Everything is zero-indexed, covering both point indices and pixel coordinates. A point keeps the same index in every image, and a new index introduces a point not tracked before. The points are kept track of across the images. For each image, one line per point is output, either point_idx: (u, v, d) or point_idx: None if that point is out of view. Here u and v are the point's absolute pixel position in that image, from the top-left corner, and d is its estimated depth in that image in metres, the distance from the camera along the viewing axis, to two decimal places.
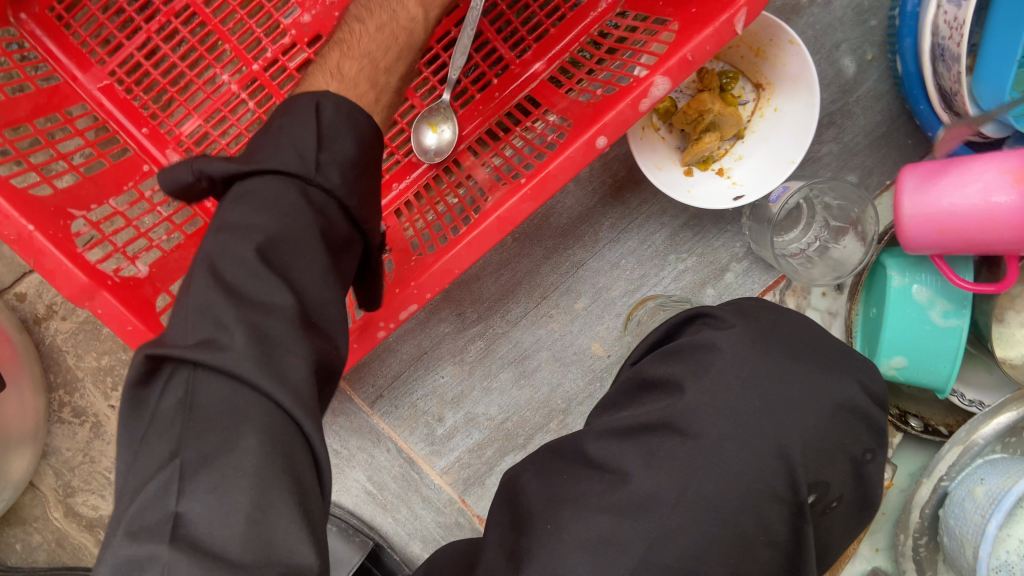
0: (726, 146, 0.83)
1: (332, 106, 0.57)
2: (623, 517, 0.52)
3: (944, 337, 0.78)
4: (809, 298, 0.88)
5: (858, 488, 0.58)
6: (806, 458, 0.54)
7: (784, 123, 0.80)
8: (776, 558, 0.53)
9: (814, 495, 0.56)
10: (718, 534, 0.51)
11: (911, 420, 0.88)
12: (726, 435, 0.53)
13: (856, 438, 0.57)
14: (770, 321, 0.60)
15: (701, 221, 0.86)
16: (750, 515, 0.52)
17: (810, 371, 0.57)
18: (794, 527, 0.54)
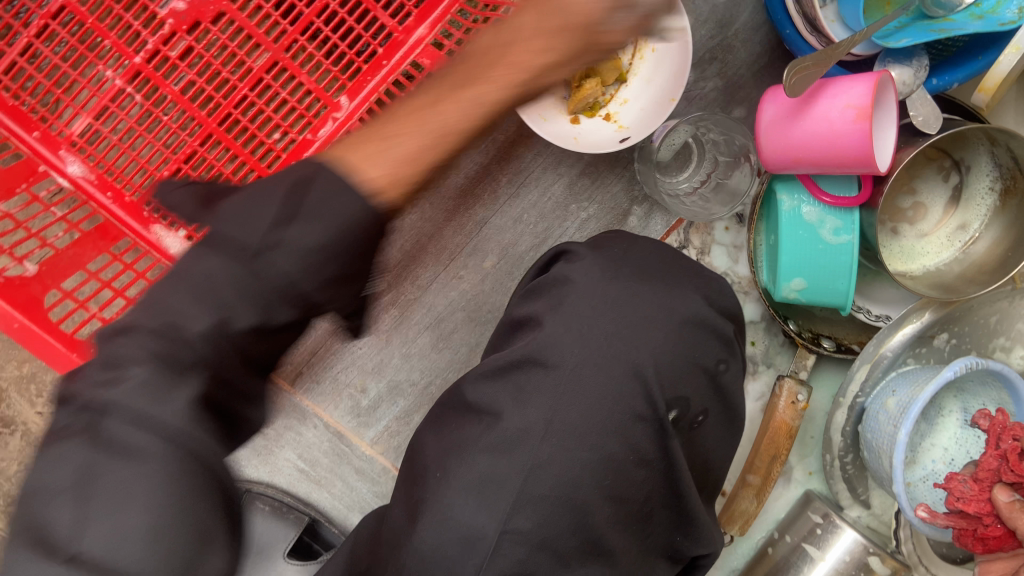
0: (610, 90, 0.83)
1: None
2: (500, 455, 0.55)
3: (836, 254, 0.79)
4: (712, 234, 0.90)
5: (719, 400, 0.63)
6: (660, 375, 0.58)
7: (665, 62, 0.80)
8: (653, 478, 0.58)
9: (676, 413, 0.59)
10: (588, 460, 0.55)
11: (822, 341, 0.90)
12: (582, 362, 0.57)
13: (710, 350, 0.61)
14: (621, 248, 0.65)
15: (597, 168, 0.87)
16: (625, 439, 0.56)
17: (657, 289, 0.61)
18: (662, 443, 0.57)
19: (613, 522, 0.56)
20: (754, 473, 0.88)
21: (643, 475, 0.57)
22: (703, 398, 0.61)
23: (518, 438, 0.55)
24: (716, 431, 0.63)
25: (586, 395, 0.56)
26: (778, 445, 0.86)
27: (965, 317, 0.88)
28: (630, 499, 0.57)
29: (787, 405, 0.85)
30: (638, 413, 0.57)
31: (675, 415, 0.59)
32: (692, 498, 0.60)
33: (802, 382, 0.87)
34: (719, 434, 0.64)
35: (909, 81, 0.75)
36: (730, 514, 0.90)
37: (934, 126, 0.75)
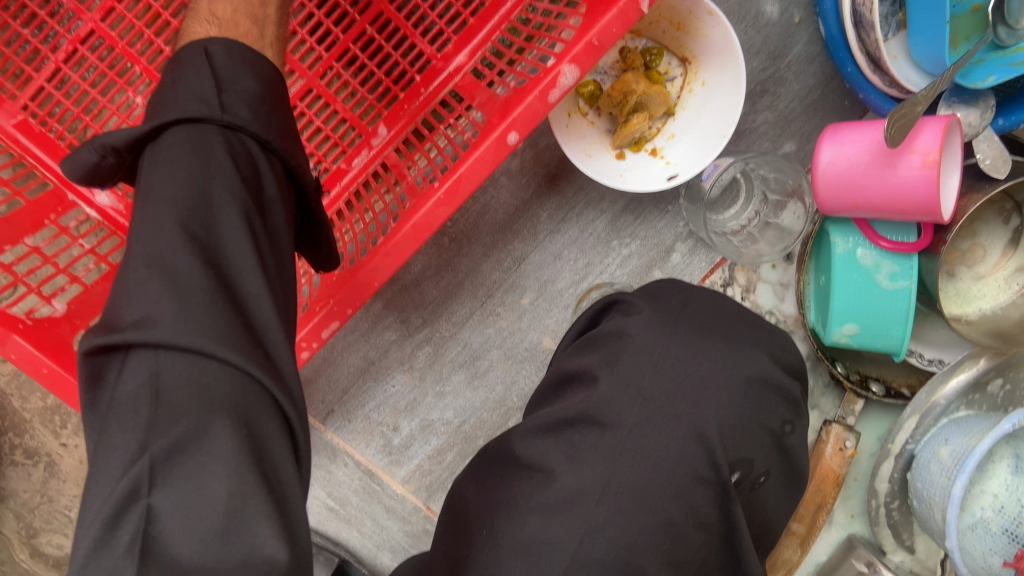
0: (658, 125, 0.81)
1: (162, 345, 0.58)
2: (551, 515, 0.51)
3: (892, 300, 0.76)
4: (759, 272, 0.87)
5: (782, 460, 0.59)
6: (724, 438, 0.54)
7: (716, 97, 0.77)
8: (712, 541, 0.54)
9: (739, 475, 0.56)
10: (645, 526, 0.51)
11: (872, 385, 0.86)
12: (641, 423, 0.53)
13: (772, 409, 0.57)
14: (679, 299, 0.61)
15: (641, 204, 0.84)
16: (686, 502, 0.52)
17: (719, 345, 0.57)
18: (723, 507, 0.54)
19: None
20: (799, 522, 0.84)
21: (704, 543, 0.53)
22: (764, 454, 0.56)
23: (572, 498, 0.51)
24: (772, 494, 0.59)
25: (646, 457, 0.52)
26: (824, 495, 0.83)
27: None
28: (694, 575, 0.54)
29: (835, 452, 0.83)
30: (698, 475, 0.53)
31: (738, 476, 0.55)
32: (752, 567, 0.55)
33: (851, 429, 0.85)
34: (780, 493, 0.59)
35: (976, 123, 0.73)
36: (772, 562, 0.86)
37: (1002, 171, 0.72)
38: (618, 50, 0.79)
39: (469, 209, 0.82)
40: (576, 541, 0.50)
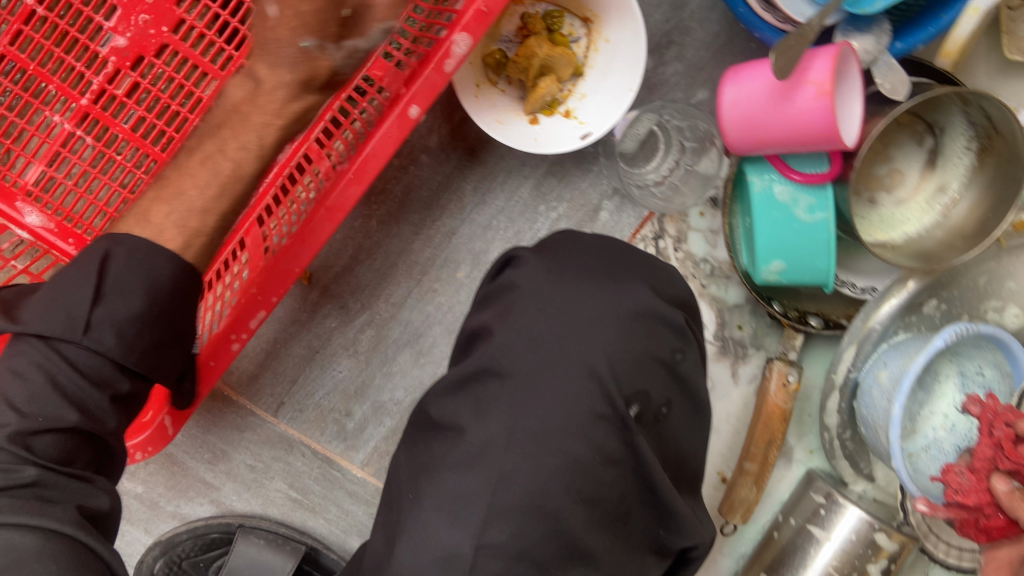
0: (568, 88, 0.81)
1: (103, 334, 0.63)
2: (467, 468, 0.53)
3: (813, 232, 0.77)
4: (688, 221, 0.89)
5: (683, 390, 0.61)
6: (616, 372, 0.56)
7: (621, 53, 0.78)
8: (625, 475, 0.56)
9: (639, 407, 0.57)
10: (555, 465, 0.53)
11: (810, 319, 0.88)
12: (537, 367, 0.55)
13: (662, 340, 0.59)
14: (565, 249, 0.63)
15: (563, 165, 0.85)
16: (592, 434, 0.54)
17: (603, 286, 0.59)
18: (627, 440, 0.56)
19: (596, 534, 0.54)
20: (751, 460, 0.86)
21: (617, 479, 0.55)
22: (662, 386, 0.58)
23: (481, 447, 0.54)
24: (678, 424, 0.60)
25: (545, 397, 0.54)
26: (773, 430, 0.85)
27: (956, 283, 0.87)
28: (615, 509, 0.56)
29: (779, 388, 0.84)
30: (597, 409, 0.55)
31: (637, 409, 0.56)
32: (663, 491, 0.58)
33: (793, 363, 0.86)
34: (687, 424, 0.62)
35: (872, 50, 0.73)
36: (730, 504, 0.88)
37: (902, 92, 0.73)
38: (520, 17, 0.80)
39: (394, 186, 0.84)
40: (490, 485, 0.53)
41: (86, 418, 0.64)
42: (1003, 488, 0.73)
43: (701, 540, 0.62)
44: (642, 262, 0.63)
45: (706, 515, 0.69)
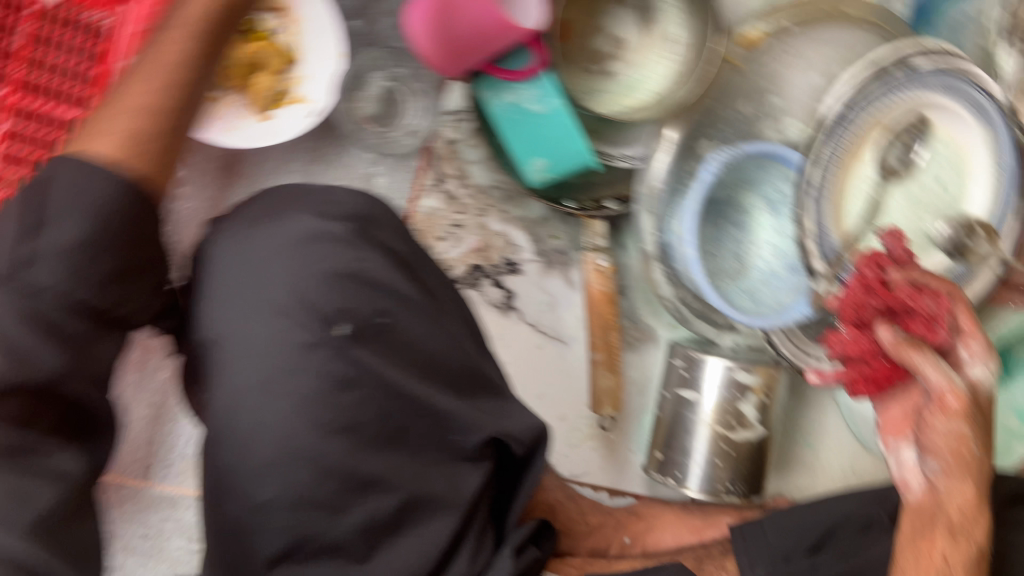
0: (291, 78, 0.84)
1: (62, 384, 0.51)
2: (220, 446, 0.54)
3: (552, 122, 0.81)
4: (461, 156, 0.91)
5: (393, 292, 0.59)
6: (314, 298, 0.57)
7: (319, 26, 0.83)
8: (371, 396, 0.56)
9: (350, 323, 0.57)
10: (287, 409, 0.54)
11: (607, 204, 0.91)
12: (239, 324, 0.56)
13: (338, 254, 0.58)
14: (246, 211, 0.61)
15: (320, 150, 0.88)
16: (315, 365, 0.55)
17: (272, 228, 0.59)
18: (350, 356, 0.56)
19: (362, 458, 0.55)
20: (597, 350, 0.88)
21: (362, 400, 0.55)
22: (370, 300, 0.58)
23: (222, 420, 0.55)
24: (416, 327, 0.59)
25: (255, 351, 0.55)
26: (605, 315, 0.88)
27: (719, 118, 0.90)
28: (381, 430, 0.57)
29: (595, 275, 0.88)
30: (303, 337, 0.55)
31: (347, 328, 0.56)
32: (418, 394, 0.57)
33: (603, 248, 0.89)
34: (422, 324, 0.60)
35: None
36: (597, 399, 0.90)
37: None
38: None
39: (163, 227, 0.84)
40: (240, 451, 0.54)
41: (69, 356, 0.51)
42: (887, 337, 0.55)
43: (510, 431, 0.63)
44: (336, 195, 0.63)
45: (517, 402, 0.67)
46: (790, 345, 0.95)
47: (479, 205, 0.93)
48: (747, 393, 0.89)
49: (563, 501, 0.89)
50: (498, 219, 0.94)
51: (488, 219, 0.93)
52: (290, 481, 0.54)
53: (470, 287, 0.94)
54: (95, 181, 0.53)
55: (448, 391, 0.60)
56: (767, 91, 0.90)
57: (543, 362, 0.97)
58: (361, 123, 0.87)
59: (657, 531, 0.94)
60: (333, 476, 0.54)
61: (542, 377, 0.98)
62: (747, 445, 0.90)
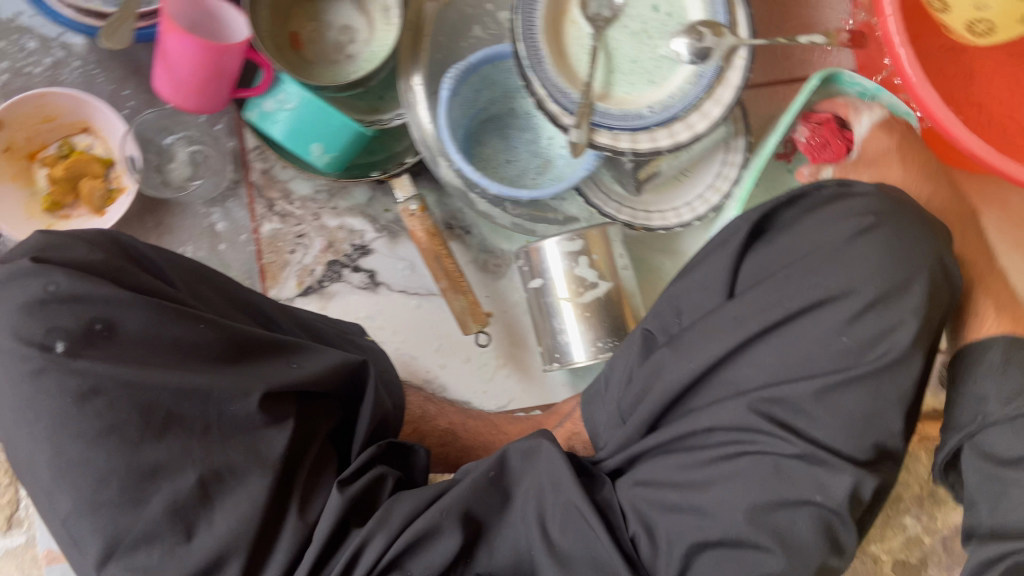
0: (115, 176, 1.02)
1: (63, 280, 0.72)
2: (28, 471, 0.69)
3: (304, 109, 0.90)
4: (279, 178, 1.05)
5: (95, 302, 0.72)
6: (27, 336, 0.69)
7: (113, 126, 1.01)
8: (118, 396, 0.68)
9: (63, 340, 0.70)
10: (41, 429, 0.67)
11: (407, 158, 1.01)
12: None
13: (30, 286, 0.71)
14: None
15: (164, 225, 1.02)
16: (48, 384, 0.68)
17: None
18: (74, 367, 0.68)
19: (134, 453, 0.67)
20: (441, 279, 0.98)
21: (107, 403, 0.68)
22: (77, 313, 0.71)
23: (18, 453, 0.69)
24: (137, 327, 0.73)
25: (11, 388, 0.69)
26: (433, 245, 0.97)
27: (463, 52, 0.98)
28: (156, 419, 0.69)
29: (409, 219, 0.96)
30: (30, 366, 0.68)
31: (59, 345, 0.69)
32: (163, 380, 0.70)
33: (410, 190, 0.97)
34: (138, 317, 0.73)
35: None
36: (462, 319, 0.99)
37: None
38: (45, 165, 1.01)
39: None
40: (35, 473, 0.67)
41: (55, 327, 0.70)
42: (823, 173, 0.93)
43: (281, 380, 0.77)
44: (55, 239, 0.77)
45: (287, 361, 0.80)
46: (628, 209, 0.97)
47: (311, 211, 1.05)
48: (579, 259, 0.94)
49: (460, 424, 1.00)
50: (332, 216, 1.05)
51: (323, 218, 1.05)
52: (76, 481, 0.66)
53: (333, 280, 1.05)
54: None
55: (198, 366, 0.73)
56: (493, 9, 0.97)
57: (425, 318, 1.06)
58: (183, 184, 1.03)
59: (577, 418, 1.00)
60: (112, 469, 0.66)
61: (432, 332, 1.06)
62: (599, 303, 0.95)
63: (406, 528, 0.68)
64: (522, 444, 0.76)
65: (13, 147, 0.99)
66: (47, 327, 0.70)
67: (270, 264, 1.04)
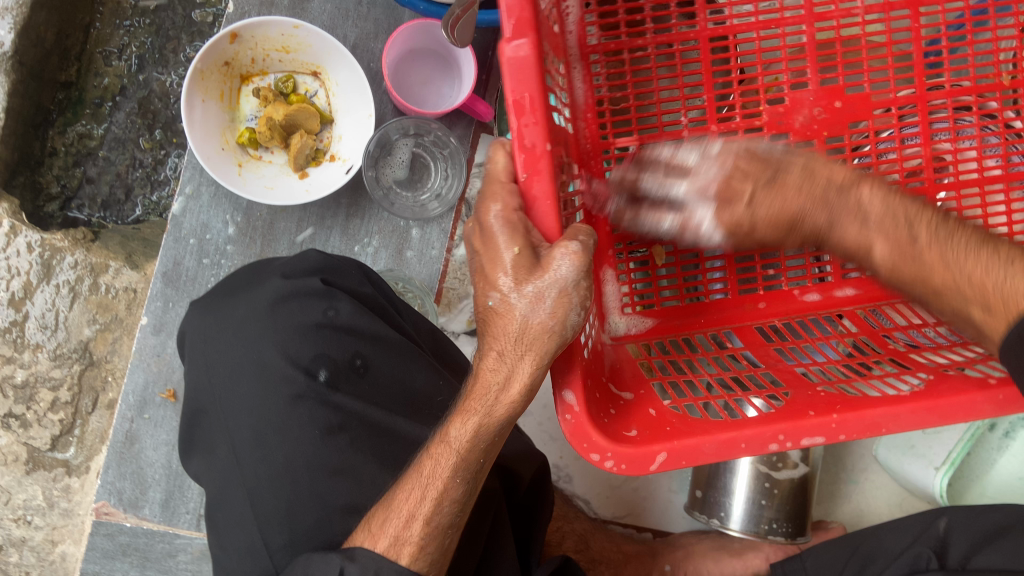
0: (327, 137, 0.88)
1: (342, 304, 0.68)
2: (269, 496, 0.63)
3: None
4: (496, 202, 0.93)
5: (359, 329, 0.68)
6: (290, 352, 0.66)
7: (349, 87, 0.85)
8: (362, 435, 0.65)
9: (326, 368, 0.66)
10: (276, 463, 0.64)
11: None
12: (236, 384, 0.66)
13: (309, 307, 0.68)
14: (209, 320, 0.69)
15: (359, 205, 0.90)
16: (300, 414, 0.64)
17: (240, 297, 0.70)
18: (333, 395, 0.65)
19: (362, 500, 0.63)
20: None
21: (353, 441, 0.64)
22: (344, 345, 0.67)
23: (233, 470, 0.65)
24: (387, 370, 0.68)
25: (248, 411, 0.65)
26: None
27: None
28: (380, 470, 0.65)
29: None
30: (286, 389, 0.65)
31: (322, 374, 0.66)
32: (407, 432, 0.67)
33: None
34: (393, 358, 0.69)
35: None
36: None
37: None
38: (254, 93, 0.87)
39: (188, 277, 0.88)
40: (271, 494, 0.63)
41: (321, 352, 0.66)
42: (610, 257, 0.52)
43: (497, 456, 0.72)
44: (321, 264, 0.72)
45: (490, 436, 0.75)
46: None
47: None
48: None
49: (588, 531, 0.93)
50: None
51: None
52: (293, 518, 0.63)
53: None
54: (238, 319, 0.68)
55: (429, 423, 0.69)
56: None
57: None
58: (390, 188, 0.89)
59: (697, 557, 0.94)
60: (333, 518, 0.62)
61: None
62: (790, 483, 0.90)
63: None
64: None
65: (234, 63, 0.84)
66: (308, 348, 0.66)
67: (450, 290, 0.93)
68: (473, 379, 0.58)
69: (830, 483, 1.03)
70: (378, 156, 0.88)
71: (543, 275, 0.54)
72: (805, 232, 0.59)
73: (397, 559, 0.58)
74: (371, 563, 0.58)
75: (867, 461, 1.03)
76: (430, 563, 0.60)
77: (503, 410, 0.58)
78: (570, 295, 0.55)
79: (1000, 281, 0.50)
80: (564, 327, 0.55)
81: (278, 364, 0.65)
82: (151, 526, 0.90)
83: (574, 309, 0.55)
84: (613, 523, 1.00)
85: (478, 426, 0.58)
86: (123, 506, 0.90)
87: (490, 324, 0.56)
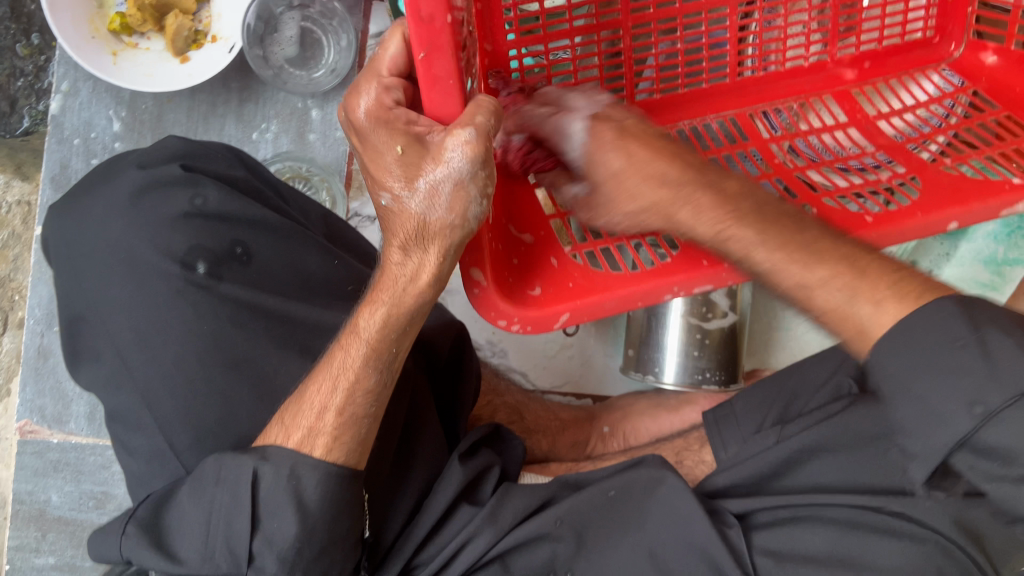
0: (205, 17, 0.82)
1: (217, 190, 0.65)
2: (165, 394, 0.61)
3: None
4: None
5: (241, 218, 0.65)
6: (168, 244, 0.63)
7: None
8: (256, 321, 0.63)
9: (207, 261, 0.63)
10: (161, 361, 0.61)
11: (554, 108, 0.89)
12: (115, 280, 0.63)
13: (174, 196, 0.64)
14: (76, 219, 0.65)
15: (250, 90, 0.86)
16: (184, 307, 0.62)
17: (110, 188, 0.66)
18: (218, 289, 0.63)
19: (264, 389, 0.62)
20: None
21: (247, 328, 0.62)
22: (223, 232, 0.64)
23: (125, 370, 0.63)
24: (274, 258, 0.66)
25: (128, 313, 0.62)
26: None
27: None
28: (287, 358, 0.63)
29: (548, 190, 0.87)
30: (164, 281, 0.62)
31: (202, 266, 0.63)
32: (301, 314, 0.64)
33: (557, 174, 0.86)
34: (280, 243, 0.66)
35: None
36: None
37: None
38: None
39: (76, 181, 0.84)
40: (163, 386, 0.61)
41: (202, 241, 0.64)
42: (365, 109, 0.49)
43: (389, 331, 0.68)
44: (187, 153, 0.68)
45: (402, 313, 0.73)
46: None
47: None
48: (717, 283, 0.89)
49: (525, 403, 0.93)
50: None
51: None
52: (193, 415, 0.61)
53: None
54: (109, 213, 0.64)
55: (325, 305, 0.67)
56: None
57: None
58: (282, 68, 0.84)
59: (634, 418, 0.95)
60: (235, 413, 0.61)
61: None
62: (720, 334, 0.90)
63: (513, 530, 0.71)
64: (645, 474, 0.74)
65: None
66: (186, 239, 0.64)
67: (358, 174, 0.88)
68: (381, 269, 0.54)
69: (762, 333, 1.04)
70: (264, 34, 0.83)
71: (435, 166, 0.47)
72: (729, 233, 0.50)
73: (312, 452, 0.56)
74: (286, 459, 0.56)
75: (798, 307, 1.04)
76: (350, 454, 0.57)
77: (411, 301, 0.54)
78: (467, 187, 0.48)
79: (849, 283, 0.47)
80: (465, 220, 0.49)
81: (155, 255, 0.62)
82: (80, 440, 0.89)
83: (473, 201, 0.48)
84: (551, 393, 1.00)
85: (387, 316, 0.55)
86: (47, 423, 0.88)
87: (389, 220, 0.51)
